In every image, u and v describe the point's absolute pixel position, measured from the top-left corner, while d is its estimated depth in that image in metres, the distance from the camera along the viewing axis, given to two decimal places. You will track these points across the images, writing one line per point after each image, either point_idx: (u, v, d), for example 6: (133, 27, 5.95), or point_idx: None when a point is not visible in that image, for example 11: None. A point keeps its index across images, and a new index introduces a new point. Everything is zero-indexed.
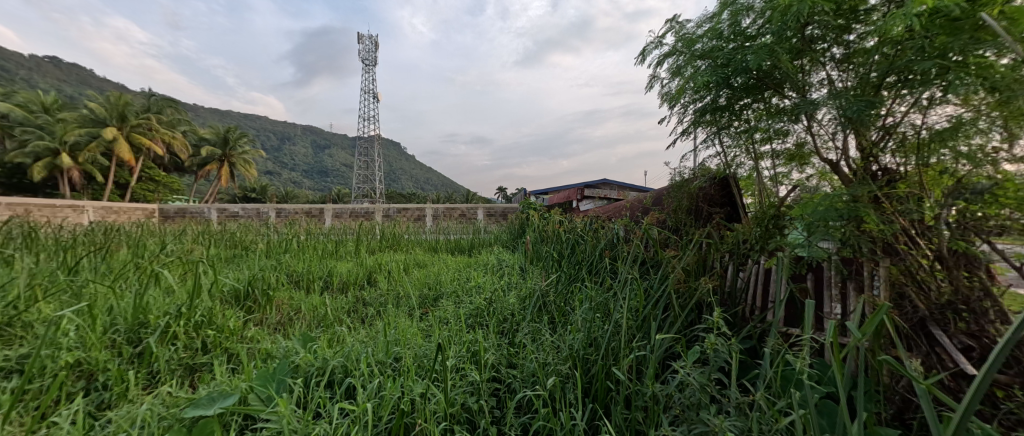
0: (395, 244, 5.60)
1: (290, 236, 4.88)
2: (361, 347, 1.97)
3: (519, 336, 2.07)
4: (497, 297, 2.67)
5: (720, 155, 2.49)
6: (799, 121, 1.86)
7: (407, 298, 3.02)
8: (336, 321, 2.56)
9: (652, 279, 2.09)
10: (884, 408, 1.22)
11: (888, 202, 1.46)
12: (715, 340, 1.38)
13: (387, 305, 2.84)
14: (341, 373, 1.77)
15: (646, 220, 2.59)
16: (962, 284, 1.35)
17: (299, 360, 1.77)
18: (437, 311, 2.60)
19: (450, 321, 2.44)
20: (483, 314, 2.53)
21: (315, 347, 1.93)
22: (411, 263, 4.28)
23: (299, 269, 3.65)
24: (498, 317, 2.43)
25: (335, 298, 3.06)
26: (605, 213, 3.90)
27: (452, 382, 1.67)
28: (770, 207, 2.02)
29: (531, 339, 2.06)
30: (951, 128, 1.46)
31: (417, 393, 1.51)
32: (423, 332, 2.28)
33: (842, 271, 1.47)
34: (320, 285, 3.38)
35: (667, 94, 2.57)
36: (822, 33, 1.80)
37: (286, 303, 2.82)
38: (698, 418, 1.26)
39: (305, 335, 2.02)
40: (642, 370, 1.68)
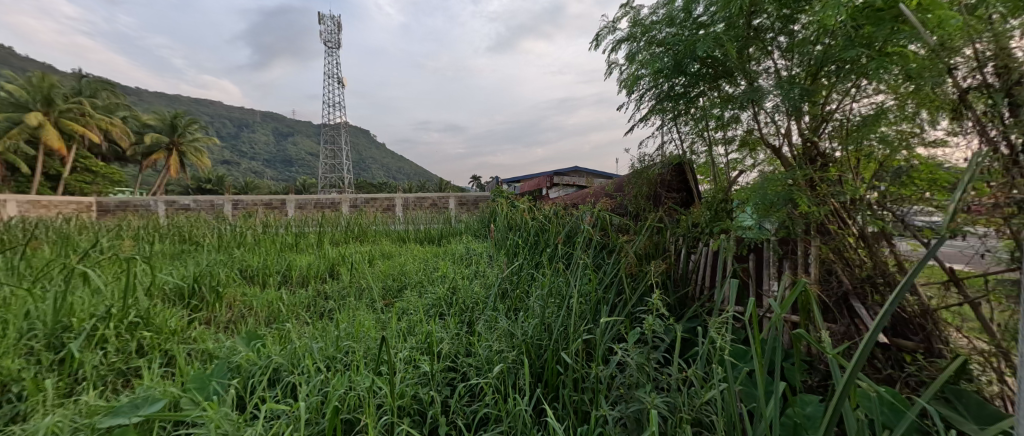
0: (361, 237, 5.40)
1: (244, 229, 4.63)
2: (310, 342, 1.90)
3: (477, 324, 2.08)
4: (460, 286, 2.65)
5: (677, 141, 2.55)
6: (745, 109, 1.93)
7: (369, 292, 2.92)
8: (291, 316, 2.47)
9: (607, 265, 2.15)
10: (806, 378, 1.33)
11: (821, 185, 1.55)
12: (655, 322, 1.43)
13: (348, 298, 2.76)
14: (286, 371, 1.70)
15: (604, 206, 2.64)
16: (880, 260, 1.48)
17: (240, 360, 1.70)
18: (400, 302, 2.57)
19: (411, 313, 2.39)
20: (445, 303, 2.52)
21: (260, 346, 1.85)
22: (376, 254, 4.17)
23: (254, 263, 3.46)
24: (459, 307, 2.42)
25: (293, 293, 2.94)
26: (570, 200, 3.95)
27: (404, 374, 1.66)
28: (718, 193, 2.09)
29: (489, 327, 2.08)
30: (875, 115, 1.55)
31: (363, 388, 1.49)
32: (380, 324, 2.24)
33: (778, 251, 1.56)
34: (277, 279, 3.23)
35: (624, 81, 2.61)
36: (769, 22, 1.87)
37: (236, 300, 2.67)
38: (636, 396, 1.32)
39: (249, 334, 1.93)
40: (591, 352, 1.73)
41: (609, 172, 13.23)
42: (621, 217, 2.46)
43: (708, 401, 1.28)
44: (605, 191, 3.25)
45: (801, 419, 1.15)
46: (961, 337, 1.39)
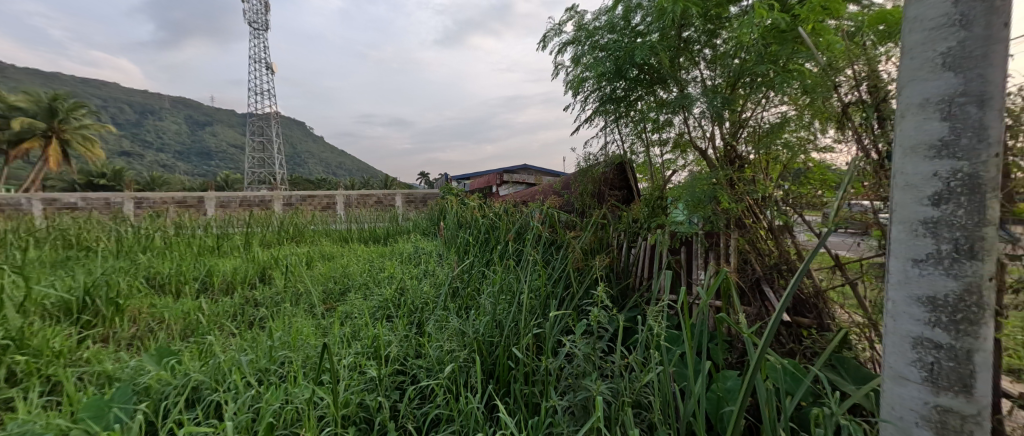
0: (295, 237, 5.06)
1: (151, 231, 4.12)
2: (237, 355, 1.77)
3: (427, 325, 2.06)
4: (407, 286, 2.60)
5: (618, 143, 2.68)
6: (677, 114, 2.09)
7: (307, 296, 2.76)
8: (214, 328, 2.27)
9: (555, 260, 2.23)
10: (728, 355, 1.50)
11: (739, 184, 1.75)
12: (600, 313, 1.51)
13: (283, 305, 2.59)
14: (208, 389, 1.57)
15: (552, 203, 2.72)
16: (786, 250, 1.69)
17: (149, 381, 1.53)
18: (344, 306, 2.46)
19: (355, 317, 2.31)
20: (392, 305, 2.46)
21: (175, 363, 1.68)
22: (315, 256, 3.93)
23: (163, 270, 3.10)
24: (407, 307, 2.38)
25: (215, 302, 2.69)
26: (519, 197, 4.01)
27: (348, 381, 1.60)
28: (655, 192, 2.23)
29: (439, 326, 2.07)
30: (780, 124, 1.73)
31: (302, 400, 1.42)
32: (320, 330, 2.14)
33: (705, 244, 1.72)
34: (194, 287, 2.94)
35: (570, 83, 2.70)
36: (696, 36, 2.05)
37: (144, 312, 2.39)
38: (583, 385, 1.40)
39: (161, 350, 1.77)
40: (541, 346, 1.79)
41: (556, 170, 13.56)
42: (569, 214, 2.55)
43: (646, 384, 1.38)
44: (553, 188, 3.34)
45: (724, 393, 1.29)
46: (844, 313, 1.63)
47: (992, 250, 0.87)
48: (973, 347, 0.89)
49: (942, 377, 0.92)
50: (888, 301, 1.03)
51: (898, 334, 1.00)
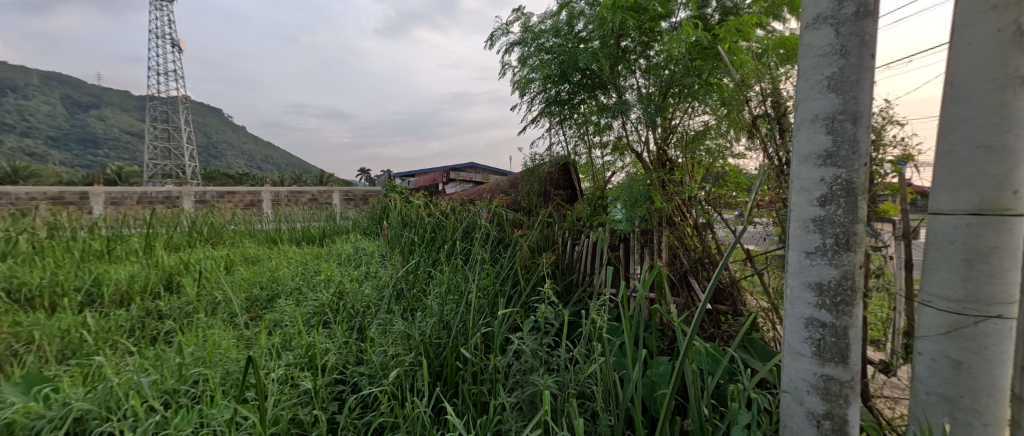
0: (212, 239, 4.59)
1: (14, 234, 3.48)
2: (135, 376, 1.57)
3: (369, 330, 2.00)
4: (347, 290, 2.49)
5: (563, 143, 2.77)
6: (616, 118, 2.21)
7: (226, 304, 2.53)
8: (104, 347, 2.01)
9: (503, 259, 2.27)
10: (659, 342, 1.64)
11: (669, 185, 1.91)
12: (547, 309, 1.57)
13: (196, 316, 2.34)
14: (97, 419, 1.38)
15: (499, 203, 2.75)
16: (710, 246, 1.86)
17: (13, 416, 1.31)
18: (271, 314, 2.30)
19: (287, 325, 2.16)
20: (328, 310, 2.35)
21: (49, 392, 1.46)
22: (236, 259, 3.60)
23: (32, 280, 2.66)
24: (347, 312, 2.28)
25: (105, 317, 2.37)
26: (467, 196, 3.99)
27: (279, 396, 1.51)
28: (596, 191, 2.32)
29: (382, 330, 2.02)
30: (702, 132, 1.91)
31: (221, 421, 1.32)
32: (243, 343, 1.98)
33: (641, 240, 1.85)
34: (76, 301, 2.55)
35: (517, 83, 2.75)
36: (633, 45, 2.19)
37: (4, 332, 2.02)
38: (531, 380, 1.44)
39: (28, 379, 1.56)
40: (489, 344, 1.82)
41: (503, 169, 13.65)
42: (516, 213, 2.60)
43: (590, 376, 1.47)
44: (500, 187, 3.37)
45: (658, 378, 1.40)
46: (754, 300, 1.84)
47: (860, 243, 1.07)
48: (848, 324, 1.08)
49: (826, 351, 1.10)
50: (786, 288, 1.20)
51: (793, 316, 1.16)
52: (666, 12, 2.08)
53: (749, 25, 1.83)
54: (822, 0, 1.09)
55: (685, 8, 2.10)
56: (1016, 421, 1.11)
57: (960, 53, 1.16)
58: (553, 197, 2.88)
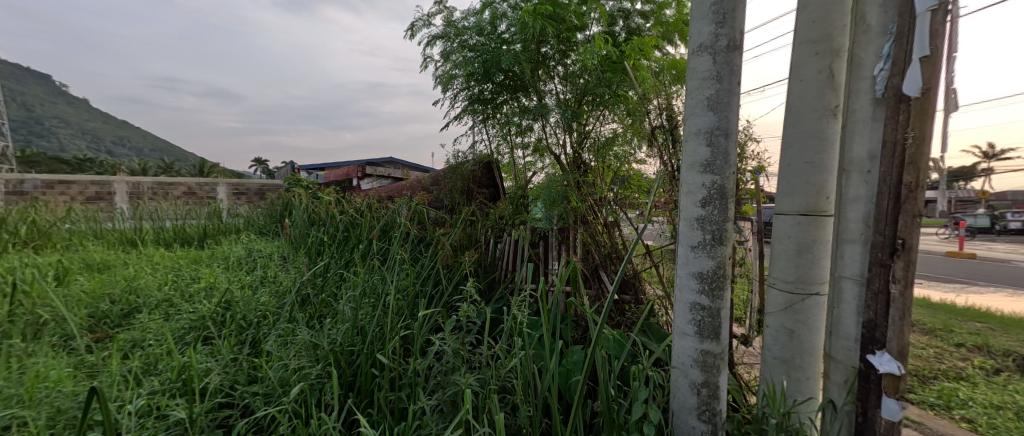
0: (32, 242, 3.64)
1: None
2: None
3: (266, 342, 1.80)
4: (235, 298, 2.19)
5: (486, 142, 2.79)
6: (536, 121, 2.30)
7: (58, 325, 2.05)
8: None
9: (423, 258, 2.23)
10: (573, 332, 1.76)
11: (584, 186, 2.05)
12: (469, 308, 1.58)
13: (12, 341, 1.86)
14: None
15: (421, 200, 2.69)
16: (617, 243, 2.05)
17: None
18: (125, 334, 1.94)
19: (150, 345, 1.84)
20: (210, 322, 2.07)
21: None
22: (74, 268, 2.93)
23: None
24: (236, 325, 2.02)
25: None
26: (386, 193, 3.80)
27: (141, 432, 1.29)
28: (516, 191, 2.40)
29: (282, 342, 1.83)
30: (611, 139, 2.08)
31: None
32: (87, 373, 1.64)
33: (558, 237, 1.97)
34: None
35: (439, 78, 2.69)
36: (552, 52, 2.31)
37: None
38: (452, 381, 1.45)
39: None
40: (408, 347, 1.77)
41: (424, 167, 13.24)
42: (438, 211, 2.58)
43: (510, 372, 1.52)
44: (422, 184, 3.28)
45: (573, 366, 1.51)
46: (652, 289, 2.08)
47: (730, 238, 1.29)
48: (721, 305, 1.29)
49: (705, 329, 1.30)
50: (676, 277, 1.38)
51: (682, 301, 1.36)
52: (581, 25, 2.26)
53: (648, 46, 2.12)
54: (704, 32, 1.29)
55: (596, 24, 2.31)
56: (831, 376, 1.44)
57: (796, 87, 1.47)
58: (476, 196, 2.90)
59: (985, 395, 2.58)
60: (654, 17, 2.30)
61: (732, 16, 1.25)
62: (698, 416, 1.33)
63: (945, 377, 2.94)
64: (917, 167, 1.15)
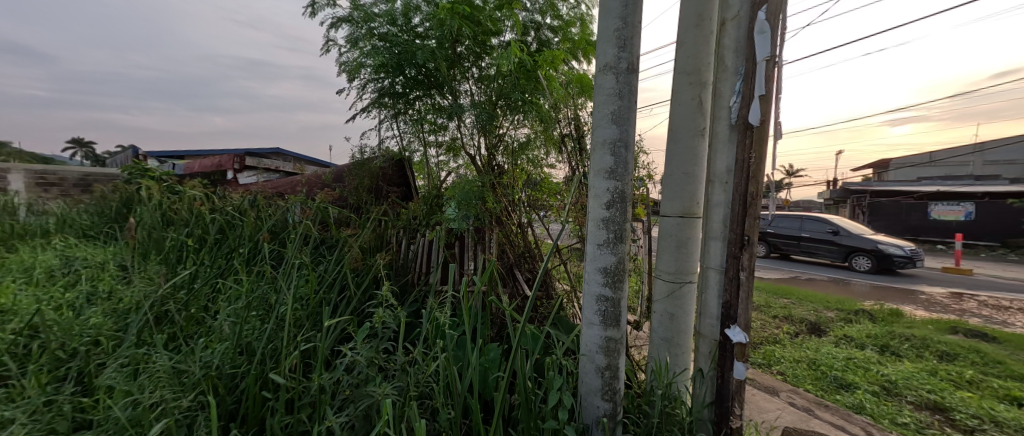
0: None
1: None
2: None
3: (105, 374, 1.42)
4: (50, 321, 1.67)
5: (397, 138, 2.65)
6: (451, 120, 2.27)
7: None
8: None
9: (326, 262, 2.03)
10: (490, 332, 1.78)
11: (499, 187, 2.11)
12: (383, 313, 1.50)
13: None
14: None
15: (321, 197, 2.45)
16: (531, 243, 2.13)
17: None
18: None
19: None
20: (6, 355, 1.53)
21: None
22: None
23: None
24: (53, 355, 1.54)
25: None
26: (273, 188, 3.35)
27: None
28: (431, 190, 2.34)
29: (131, 372, 1.46)
30: (524, 144, 2.17)
31: None
32: None
33: (474, 238, 2.00)
34: None
35: (345, 66, 2.49)
36: (467, 53, 2.30)
37: None
38: (365, 393, 1.35)
39: None
40: (309, 362, 1.58)
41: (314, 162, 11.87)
42: (343, 211, 2.43)
43: (429, 376, 1.48)
44: (322, 180, 2.98)
45: (492, 364, 1.55)
46: (560, 284, 2.25)
47: (628, 236, 1.47)
48: (621, 296, 1.46)
49: (609, 318, 1.46)
50: (586, 273, 1.52)
51: (589, 294, 1.49)
52: (496, 30, 2.30)
53: (557, 59, 2.24)
54: (609, 53, 1.45)
55: (510, 31, 2.35)
56: (699, 349, 1.75)
57: (676, 109, 1.76)
58: (387, 194, 2.79)
59: (790, 353, 3.42)
60: (562, 32, 2.48)
61: (631, 43, 1.43)
62: (601, 396, 1.49)
63: (766, 342, 3.80)
64: (757, 180, 1.49)
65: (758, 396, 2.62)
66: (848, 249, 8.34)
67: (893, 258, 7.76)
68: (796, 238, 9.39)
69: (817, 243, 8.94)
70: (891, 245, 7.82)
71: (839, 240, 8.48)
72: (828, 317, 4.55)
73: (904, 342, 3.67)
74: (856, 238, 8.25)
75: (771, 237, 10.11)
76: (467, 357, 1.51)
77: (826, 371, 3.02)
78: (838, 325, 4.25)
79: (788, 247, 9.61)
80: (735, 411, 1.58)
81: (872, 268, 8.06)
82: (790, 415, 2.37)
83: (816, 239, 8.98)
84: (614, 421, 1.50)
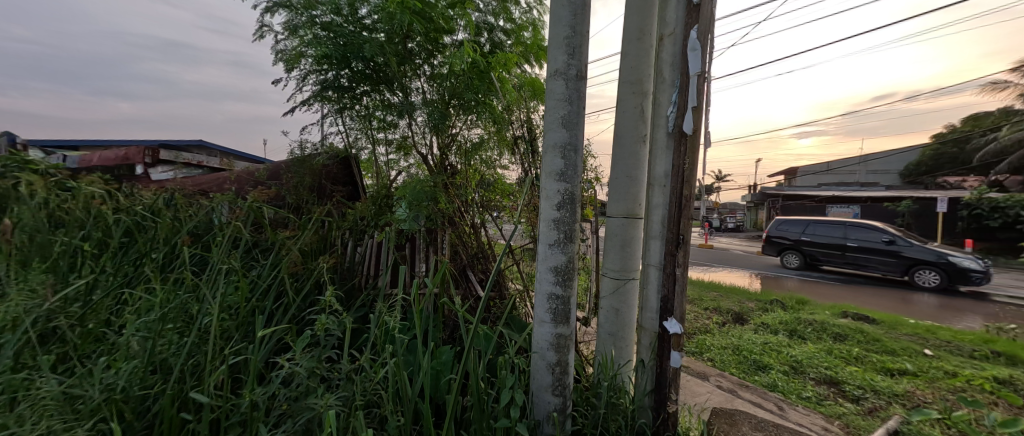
0: None
1: None
2: None
3: None
4: None
5: (342, 134, 2.51)
6: (402, 117, 2.20)
7: None
8: None
9: (260, 267, 1.86)
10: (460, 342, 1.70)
11: (452, 187, 2.08)
12: (326, 320, 1.41)
13: None
14: None
15: (255, 196, 2.25)
16: (483, 243, 2.14)
17: None
18: None
19: None
20: None
21: None
22: None
23: None
24: None
25: None
26: (195, 185, 3.01)
27: None
28: (380, 189, 2.26)
29: (6, 401, 1.22)
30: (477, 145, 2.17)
31: None
32: None
33: (426, 239, 1.96)
34: None
35: (283, 54, 2.33)
36: (419, 50, 2.24)
37: None
38: (305, 406, 1.26)
39: None
40: (239, 377, 1.44)
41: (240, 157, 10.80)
42: (280, 212, 2.26)
43: (378, 383, 1.43)
44: (255, 177, 2.74)
45: (445, 366, 1.53)
46: (514, 284, 2.27)
47: (578, 236, 1.53)
48: (571, 294, 1.52)
49: (559, 316, 1.51)
50: (538, 273, 1.56)
51: (540, 294, 1.53)
52: (448, 28, 2.27)
53: (510, 62, 2.30)
54: (560, 59, 1.50)
55: (463, 31, 2.34)
56: (640, 341, 1.88)
57: (620, 116, 1.86)
58: (331, 193, 2.63)
59: (719, 340, 3.77)
60: (514, 35, 2.52)
61: (579, 51, 1.50)
62: (552, 391, 1.53)
63: (699, 332, 4.16)
64: (690, 184, 1.63)
65: (692, 381, 2.85)
66: (911, 261, 7.69)
67: (971, 273, 7.05)
68: (840, 248, 8.72)
69: (869, 254, 8.29)
70: (965, 259, 7.14)
71: (897, 250, 7.87)
72: (749, 307, 5.09)
73: (808, 326, 4.20)
74: (917, 250, 7.65)
75: (794, 245, 9.58)
76: (418, 361, 1.47)
77: (748, 355, 3.37)
78: (757, 314, 4.76)
79: (831, 258, 8.86)
80: (672, 396, 1.72)
81: (938, 283, 7.40)
82: (717, 397, 2.62)
83: (862, 249, 8.37)
84: (564, 414, 1.55)
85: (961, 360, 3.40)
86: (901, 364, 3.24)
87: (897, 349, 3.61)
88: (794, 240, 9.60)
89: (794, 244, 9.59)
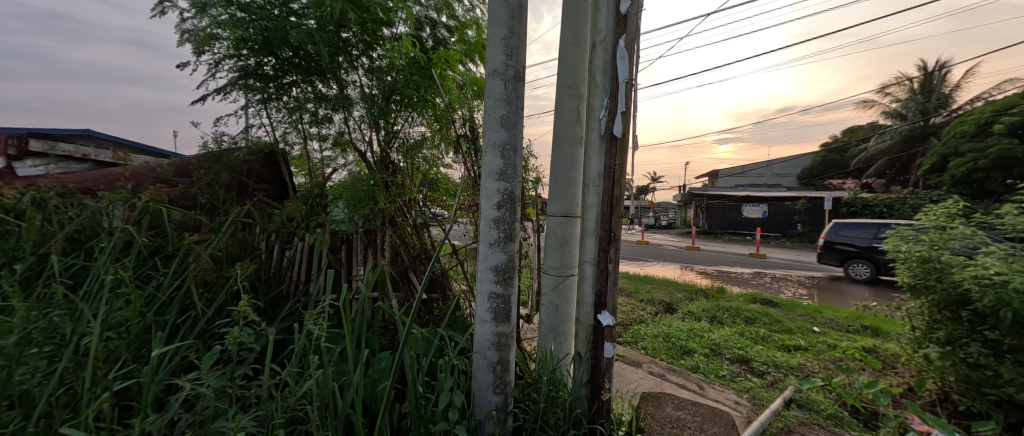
0: None
1: None
2: None
3: None
4: None
5: (267, 127, 2.30)
6: (337, 111, 2.07)
7: None
8: None
9: (163, 276, 1.65)
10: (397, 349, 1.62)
11: (392, 186, 2.01)
12: (242, 333, 1.28)
13: None
14: None
15: (156, 195, 1.98)
16: (425, 244, 2.08)
17: None
18: None
19: None
20: None
21: None
22: None
23: None
24: None
25: None
26: (78, 181, 2.57)
27: None
28: (312, 189, 2.11)
29: None
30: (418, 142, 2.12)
31: None
32: None
33: (363, 241, 1.88)
34: None
35: (193, 36, 2.08)
36: (355, 41, 2.13)
37: None
38: (213, 430, 1.14)
39: None
40: (131, 403, 1.26)
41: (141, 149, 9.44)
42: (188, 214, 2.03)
43: (302, 397, 1.33)
44: (158, 173, 2.41)
45: (380, 373, 1.47)
46: (457, 284, 2.24)
47: (517, 235, 1.56)
48: (511, 292, 1.54)
49: (500, 314, 1.52)
50: (478, 272, 1.56)
51: (481, 293, 1.54)
52: (388, 19, 2.15)
53: (452, 59, 2.27)
54: (497, 60, 1.52)
55: (403, 24, 2.26)
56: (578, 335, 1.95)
57: (557, 118, 1.93)
58: (254, 192, 2.41)
59: (652, 329, 4.06)
60: (457, 32, 2.48)
61: (516, 52, 1.52)
62: (492, 390, 1.55)
63: (634, 322, 4.44)
64: (620, 184, 1.73)
65: (626, 369, 3.04)
66: None
67: None
68: None
69: None
70: None
71: None
72: (677, 297, 5.54)
73: (727, 312, 4.68)
74: None
75: (863, 252, 7.76)
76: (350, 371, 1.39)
77: (676, 342, 3.68)
78: (684, 303, 5.20)
79: None
80: (605, 386, 1.81)
81: None
82: (647, 381, 2.83)
83: None
84: (503, 412, 1.57)
85: (840, 334, 4.01)
86: (796, 341, 3.74)
87: (793, 328, 4.16)
88: (862, 247, 7.78)
89: (861, 252, 7.76)
